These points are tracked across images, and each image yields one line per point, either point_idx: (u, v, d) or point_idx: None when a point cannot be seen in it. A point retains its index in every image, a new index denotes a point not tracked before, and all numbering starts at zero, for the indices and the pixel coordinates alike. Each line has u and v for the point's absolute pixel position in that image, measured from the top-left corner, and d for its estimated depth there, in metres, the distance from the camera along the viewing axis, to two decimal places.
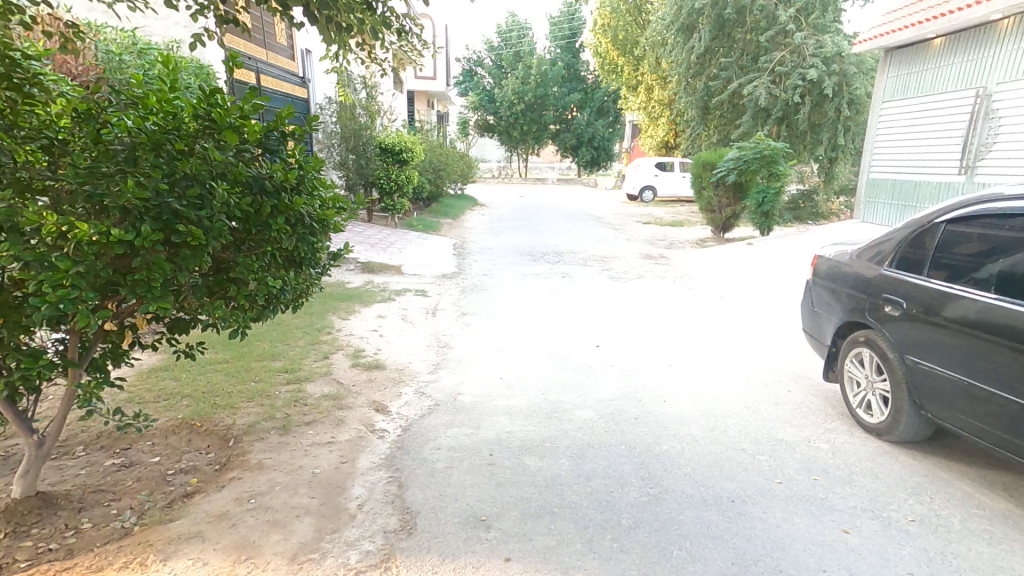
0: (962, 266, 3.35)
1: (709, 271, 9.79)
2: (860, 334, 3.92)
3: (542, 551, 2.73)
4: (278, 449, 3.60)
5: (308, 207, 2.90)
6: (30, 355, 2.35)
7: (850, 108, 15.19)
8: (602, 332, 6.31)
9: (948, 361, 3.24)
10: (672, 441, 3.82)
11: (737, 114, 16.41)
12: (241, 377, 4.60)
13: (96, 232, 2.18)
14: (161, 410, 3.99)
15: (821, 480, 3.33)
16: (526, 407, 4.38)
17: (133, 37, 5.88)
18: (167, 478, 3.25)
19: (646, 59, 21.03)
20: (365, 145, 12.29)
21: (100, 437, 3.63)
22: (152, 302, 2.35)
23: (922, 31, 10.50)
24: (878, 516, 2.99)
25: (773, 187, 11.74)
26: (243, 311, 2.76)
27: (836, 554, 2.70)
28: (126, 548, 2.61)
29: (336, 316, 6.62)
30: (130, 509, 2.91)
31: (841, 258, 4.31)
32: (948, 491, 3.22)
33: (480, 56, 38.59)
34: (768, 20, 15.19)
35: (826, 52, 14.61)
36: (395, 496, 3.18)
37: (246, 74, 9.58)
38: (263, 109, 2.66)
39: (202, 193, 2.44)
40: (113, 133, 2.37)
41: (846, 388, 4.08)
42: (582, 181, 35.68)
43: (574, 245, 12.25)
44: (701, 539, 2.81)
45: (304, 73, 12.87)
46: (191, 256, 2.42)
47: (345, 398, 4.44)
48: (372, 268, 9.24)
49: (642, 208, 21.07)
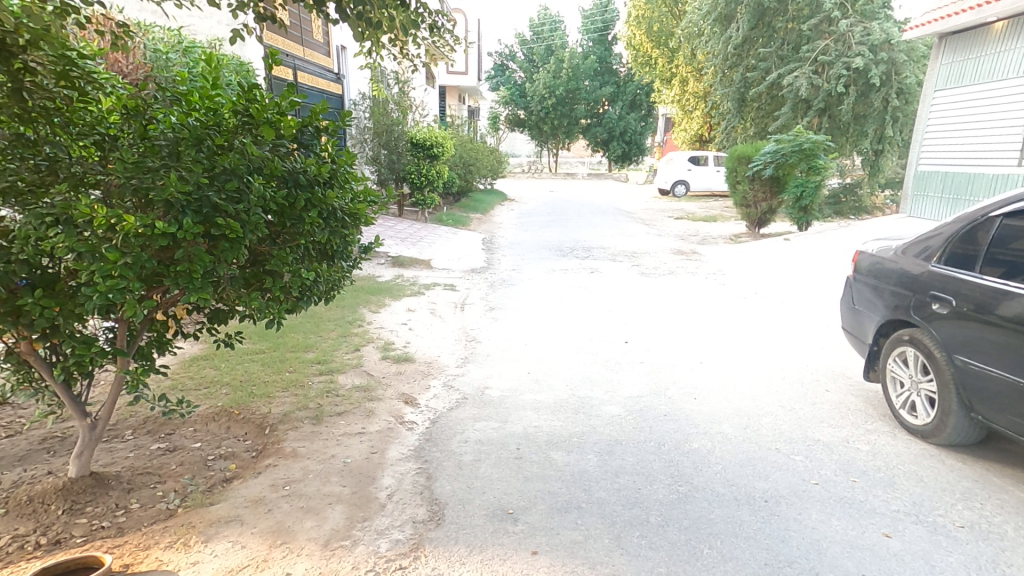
0: (1019, 263, 3.16)
1: (744, 267, 9.51)
2: (905, 332, 3.75)
3: (569, 545, 2.72)
4: (311, 438, 3.70)
5: (341, 201, 2.95)
6: (83, 342, 2.47)
7: (898, 97, 14.51)
8: (631, 329, 6.22)
9: (1001, 362, 3.06)
10: (703, 439, 3.75)
11: (775, 105, 15.89)
12: (276, 367, 4.74)
13: (142, 224, 2.26)
14: (201, 397, 4.16)
15: (859, 482, 3.21)
16: (553, 402, 4.37)
17: (179, 35, 6.05)
18: (208, 463, 3.37)
19: (681, 51, 20.56)
20: (397, 140, 12.48)
21: (147, 422, 3.81)
22: (193, 293, 2.45)
23: (980, 15, 9.91)
24: (923, 521, 2.85)
25: (812, 181, 11.36)
26: (278, 303, 2.84)
27: (876, 557, 2.60)
28: (171, 529, 2.73)
29: (367, 310, 6.73)
30: (174, 492, 3.04)
31: (884, 254, 4.12)
32: (1001, 497, 3.05)
33: (512, 50, 38.42)
34: (811, 9, 14.65)
35: (874, 40, 14.02)
36: (424, 486, 3.23)
37: (283, 71, 9.86)
38: (300, 106, 2.71)
39: (239, 187, 2.51)
40: (159, 129, 2.47)
41: (888, 388, 3.91)
42: (613, 176, 35.13)
43: (604, 241, 12.08)
44: (733, 538, 2.75)
45: (340, 70, 13.11)
46: (229, 248, 2.50)
47: (375, 389, 4.53)
48: (402, 263, 9.38)
49: (675, 203, 20.65)
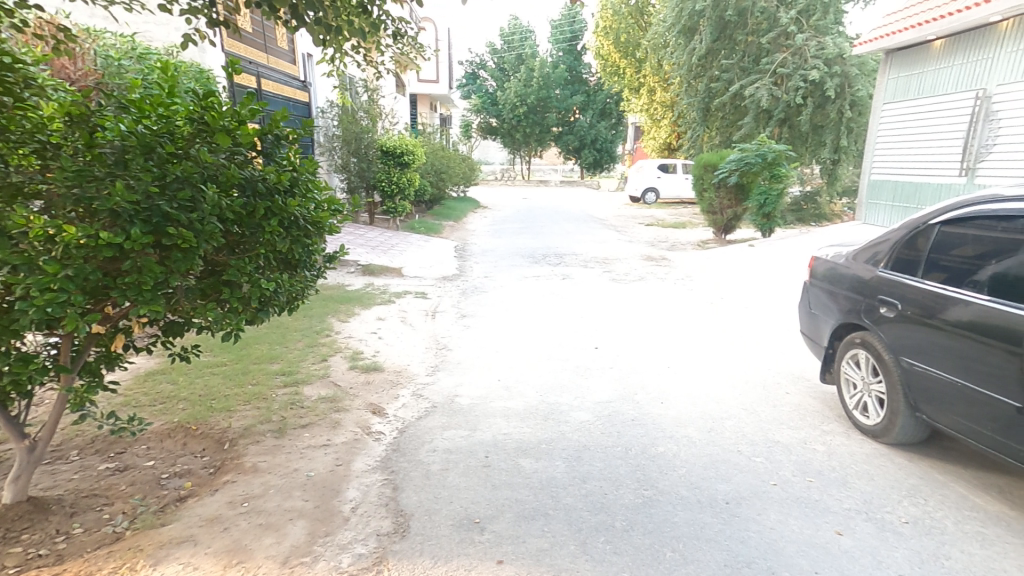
0: (957, 269, 3.32)
1: (711, 273, 9.75)
2: (856, 335, 3.89)
3: (535, 553, 2.72)
4: (273, 452, 3.61)
5: (302, 209, 2.92)
6: (20, 360, 2.37)
7: (852, 109, 15.12)
8: (601, 334, 6.29)
9: (944, 364, 3.20)
10: (668, 443, 3.80)
11: (738, 115, 16.34)
12: (238, 380, 4.62)
13: (84, 235, 2.19)
14: (156, 413, 4.01)
15: (815, 482, 3.30)
16: (523, 409, 4.38)
17: (131, 41, 5.87)
18: (161, 482, 3.26)
19: (647, 61, 20.97)
20: (366, 148, 12.36)
21: (95, 441, 3.66)
22: (143, 305, 2.37)
23: (923, 33, 10.45)
24: (873, 518, 2.95)
25: (775, 188, 11.65)
26: (236, 313, 2.78)
27: (829, 556, 2.67)
28: (116, 553, 2.63)
29: (335, 319, 6.62)
30: (122, 514, 2.92)
31: (838, 260, 4.27)
32: (943, 493, 3.18)
33: (483, 59, 38.69)
34: (769, 22, 15.18)
35: (827, 53, 14.61)
36: (390, 498, 3.19)
37: (245, 78, 9.70)
38: (260, 113, 2.67)
39: (193, 196, 2.45)
40: (105, 136, 2.38)
41: (843, 389, 4.04)
42: (585, 183, 35.55)
43: (576, 248, 12.20)
44: (695, 541, 2.80)
45: (305, 77, 12.96)
46: (182, 258, 2.45)
47: (342, 400, 4.46)
48: (372, 270, 9.27)
49: (644, 210, 21.02)
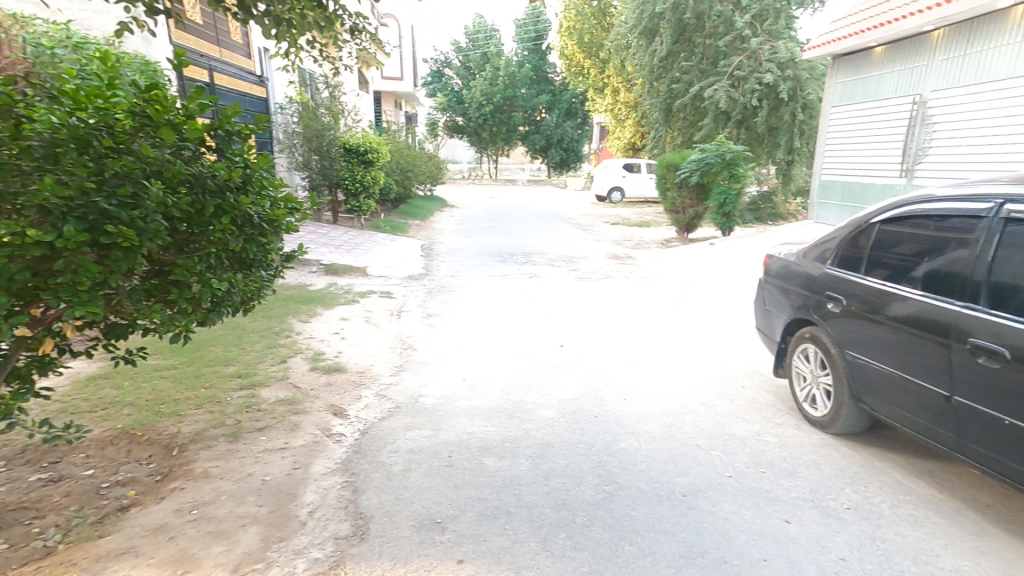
0: (896, 266, 3.48)
1: (674, 270, 9.96)
2: (807, 330, 4.05)
3: (496, 551, 2.72)
4: (226, 457, 3.49)
5: (257, 207, 2.82)
6: None
7: (806, 112, 15.71)
8: (567, 332, 6.34)
9: (884, 356, 3.36)
10: (630, 439, 3.86)
11: (699, 116, 16.73)
12: (191, 384, 4.45)
13: (10, 232, 2.07)
14: (98, 420, 3.82)
15: (767, 472, 3.41)
16: (488, 408, 4.37)
17: (66, 30, 5.56)
18: (101, 492, 3.11)
19: (610, 62, 21.25)
20: (329, 145, 12.10)
21: (26, 451, 3.46)
22: (79, 307, 2.25)
23: (865, 40, 10.97)
24: (819, 505, 3.08)
25: (734, 188, 12.02)
26: (185, 314, 2.68)
27: (777, 543, 2.77)
28: (46, 568, 2.49)
29: (295, 320, 6.46)
30: (54, 527, 2.78)
31: (790, 258, 4.42)
32: (884, 479, 3.34)
33: (449, 57, 38.44)
34: (726, 26, 15.61)
35: (781, 58, 15.14)
36: (350, 501, 3.13)
37: (196, 71, 9.35)
38: (210, 108, 2.55)
39: (134, 192, 2.35)
40: (34, 128, 2.23)
41: (795, 383, 4.20)
42: (553, 183, 35.77)
43: (542, 246, 12.26)
44: (651, 533, 2.85)
45: (262, 71, 12.59)
46: (122, 258, 2.33)
47: (301, 402, 4.35)
48: (335, 270, 9.08)
49: (610, 210, 21.29)
